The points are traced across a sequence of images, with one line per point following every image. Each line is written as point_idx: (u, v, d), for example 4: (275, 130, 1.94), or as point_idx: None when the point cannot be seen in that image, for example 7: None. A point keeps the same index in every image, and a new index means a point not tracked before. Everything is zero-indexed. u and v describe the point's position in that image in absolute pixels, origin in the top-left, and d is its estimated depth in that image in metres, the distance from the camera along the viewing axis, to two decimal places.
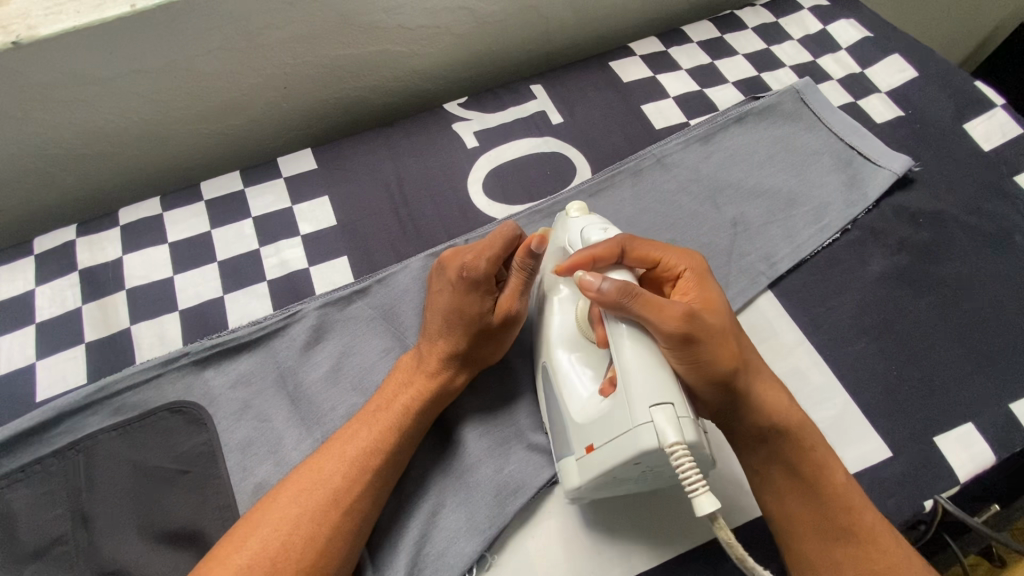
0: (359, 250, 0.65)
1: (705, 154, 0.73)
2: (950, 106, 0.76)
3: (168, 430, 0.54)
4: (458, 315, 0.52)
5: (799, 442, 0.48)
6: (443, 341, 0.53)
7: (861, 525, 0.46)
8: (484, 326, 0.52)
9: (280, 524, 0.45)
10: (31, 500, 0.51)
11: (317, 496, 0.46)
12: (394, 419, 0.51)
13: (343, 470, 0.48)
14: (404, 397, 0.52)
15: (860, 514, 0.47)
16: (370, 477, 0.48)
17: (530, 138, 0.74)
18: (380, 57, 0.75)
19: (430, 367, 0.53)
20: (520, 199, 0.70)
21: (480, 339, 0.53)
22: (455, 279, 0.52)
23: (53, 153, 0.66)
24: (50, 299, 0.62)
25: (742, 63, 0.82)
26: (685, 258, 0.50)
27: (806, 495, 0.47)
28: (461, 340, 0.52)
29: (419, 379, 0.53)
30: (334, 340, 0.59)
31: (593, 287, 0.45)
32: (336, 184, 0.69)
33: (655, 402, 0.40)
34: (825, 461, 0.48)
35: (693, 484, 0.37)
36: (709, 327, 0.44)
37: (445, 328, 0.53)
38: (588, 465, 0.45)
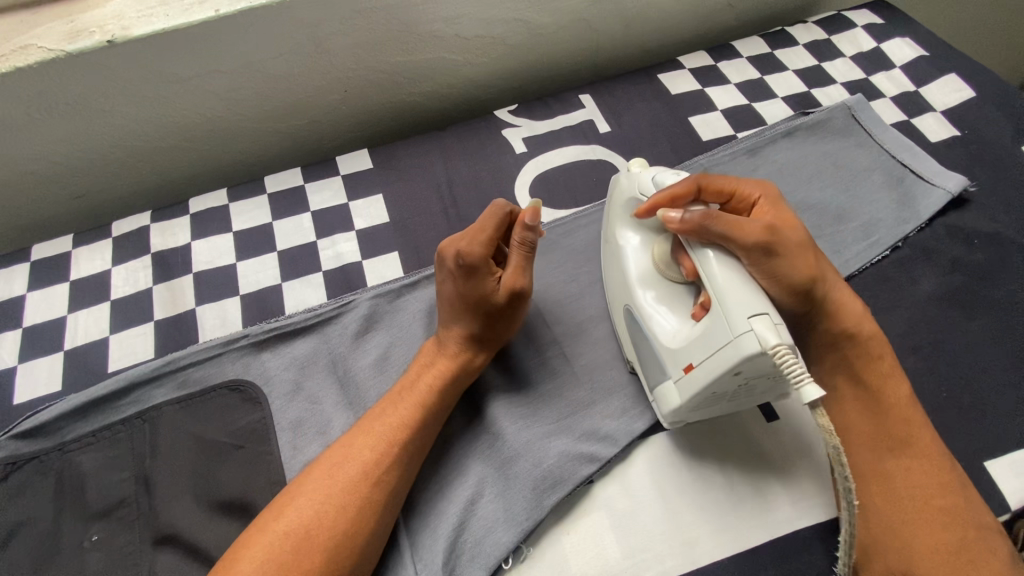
0: (409, 246, 0.68)
1: (752, 167, 0.73)
2: (1009, 127, 0.75)
3: (227, 407, 0.57)
4: (462, 302, 0.54)
5: (863, 338, 0.52)
6: (455, 320, 0.55)
7: (914, 441, 0.49)
8: (486, 305, 0.54)
9: (313, 494, 0.47)
10: (101, 462, 0.55)
11: (348, 469, 0.48)
12: (419, 396, 0.53)
13: (371, 445, 0.50)
14: (428, 377, 0.54)
15: (918, 430, 0.50)
16: (397, 452, 0.50)
17: (577, 146, 0.76)
18: (436, 64, 0.79)
19: (452, 349, 0.55)
20: (565, 204, 0.72)
21: (486, 315, 0.54)
22: (454, 268, 0.54)
23: (134, 143, 0.71)
24: (124, 280, 0.66)
25: (792, 78, 0.82)
26: (755, 185, 0.54)
27: (888, 394, 0.51)
28: (474, 323, 0.55)
29: (444, 360, 0.55)
30: (382, 331, 0.62)
31: (675, 218, 0.48)
32: (389, 184, 0.72)
33: (753, 312, 0.43)
34: (889, 363, 0.52)
35: (799, 376, 0.40)
36: (788, 242, 0.49)
37: (454, 312, 0.55)
38: (686, 384, 0.48)
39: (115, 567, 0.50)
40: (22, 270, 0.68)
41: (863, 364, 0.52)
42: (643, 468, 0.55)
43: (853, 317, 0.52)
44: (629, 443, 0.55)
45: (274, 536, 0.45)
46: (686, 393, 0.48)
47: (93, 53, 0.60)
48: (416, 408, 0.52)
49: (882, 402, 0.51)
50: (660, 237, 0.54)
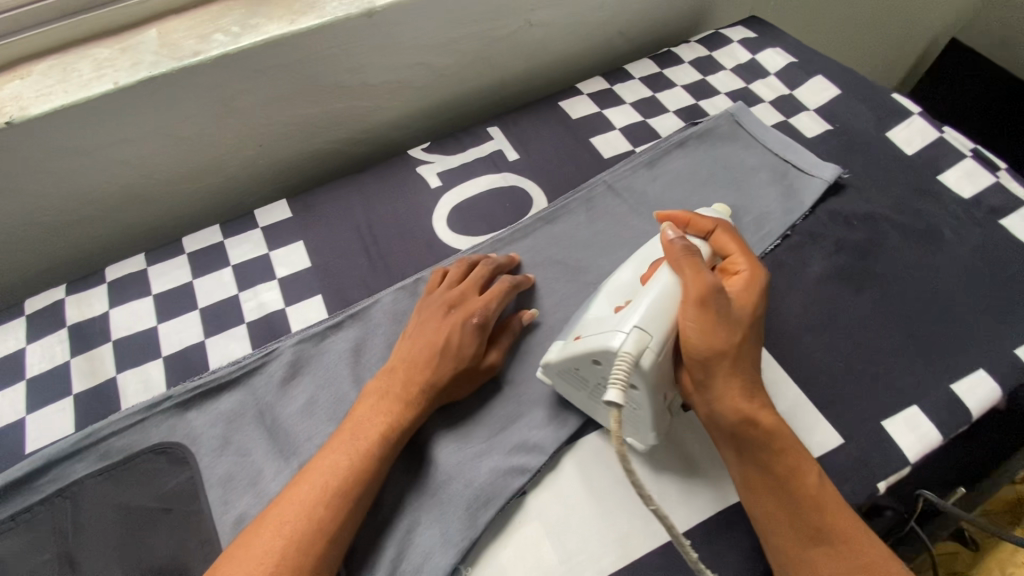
0: (331, 288, 0.69)
1: (651, 178, 0.79)
2: (872, 117, 0.83)
3: (154, 471, 0.57)
4: (451, 350, 0.58)
5: (777, 426, 0.51)
6: (437, 365, 0.57)
7: (832, 525, 0.48)
8: (472, 368, 0.59)
9: (264, 559, 0.46)
10: (19, 547, 0.53)
11: (302, 526, 0.48)
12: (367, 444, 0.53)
13: (325, 500, 0.50)
14: (380, 424, 0.54)
15: (837, 511, 0.49)
16: (352, 506, 0.50)
17: (489, 175, 0.80)
18: (347, 112, 0.82)
19: (398, 392, 0.56)
20: (482, 230, 0.75)
21: (467, 377, 0.59)
22: (466, 321, 0.59)
23: (44, 219, 0.71)
24: (40, 356, 0.65)
25: (681, 94, 0.89)
26: (748, 260, 0.58)
27: (793, 481, 0.49)
28: (447, 376, 0.57)
29: (389, 397, 0.56)
30: (309, 375, 0.62)
31: (666, 232, 0.57)
32: (309, 230, 0.74)
33: (639, 324, 0.49)
34: (799, 453, 0.51)
35: (619, 381, 0.47)
36: (727, 306, 0.51)
37: (439, 359, 0.57)
38: (567, 348, 0.54)
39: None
40: None
41: (772, 445, 0.50)
42: (572, 473, 0.57)
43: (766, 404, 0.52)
44: (556, 450, 0.57)
45: None
46: (562, 352, 0.54)
47: None
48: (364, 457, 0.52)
49: (787, 486, 0.49)
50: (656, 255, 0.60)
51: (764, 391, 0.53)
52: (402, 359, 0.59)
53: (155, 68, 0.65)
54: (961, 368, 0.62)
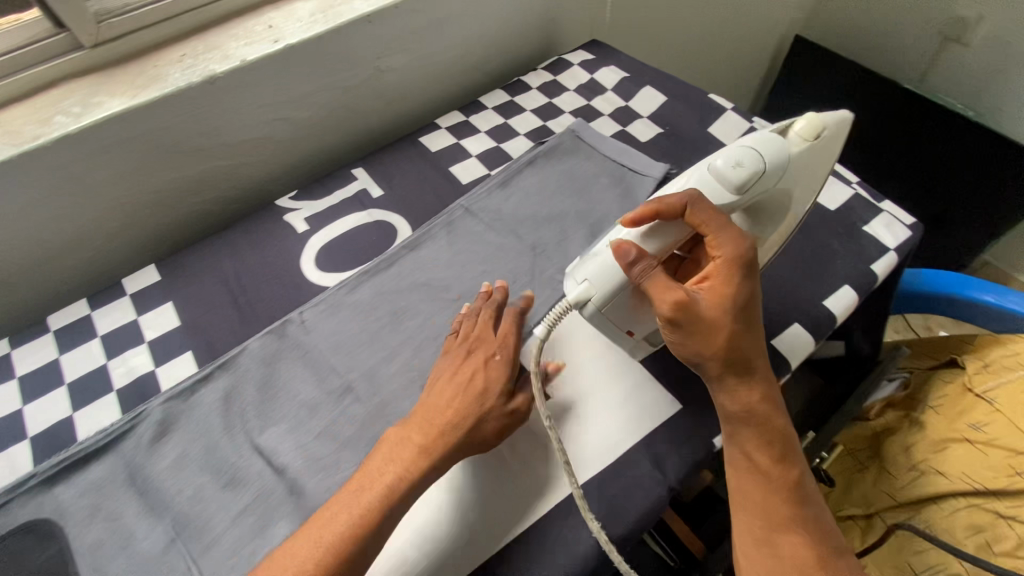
0: (202, 343, 0.71)
1: (505, 196, 0.85)
2: (695, 117, 0.93)
3: (19, 552, 0.56)
4: (474, 393, 0.58)
5: (772, 415, 0.57)
6: (465, 408, 0.57)
7: (800, 499, 0.54)
8: (494, 411, 0.58)
9: None
10: None
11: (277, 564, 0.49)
12: (377, 484, 0.53)
13: (315, 555, 0.49)
14: (390, 474, 0.53)
15: (805, 483, 0.56)
16: (345, 555, 0.49)
17: (354, 214, 0.84)
18: (210, 173, 0.85)
19: (422, 443, 0.55)
20: (349, 265, 0.79)
21: (489, 419, 0.58)
22: (484, 361, 0.61)
23: None
24: None
25: (530, 117, 0.97)
26: (728, 244, 0.55)
27: (779, 465, 0.55)
28: (470, 417, 0.57)
29: (409, 443, 0.55)
30: (180, 431, 0.64)
31: (618, 252, 0.57)
32: (178, 290, 0.76)
33: (586, 276, 0.60)
34: (791, 437, 0.57)
35: (552, 321, 0.61)
36: (698, 317, 0.54)
37: (466, 403, 0.57)
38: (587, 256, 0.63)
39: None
40: None
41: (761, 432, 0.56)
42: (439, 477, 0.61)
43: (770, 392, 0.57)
44: None
45: None
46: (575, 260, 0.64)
47: None
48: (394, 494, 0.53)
49: (767, 472, 0.54)
50: (657, 236, 0.57)
51: (774, 380, 0.58)
52: (430, 411, 0.57)
53: None
54: (779, 326, 0.70)
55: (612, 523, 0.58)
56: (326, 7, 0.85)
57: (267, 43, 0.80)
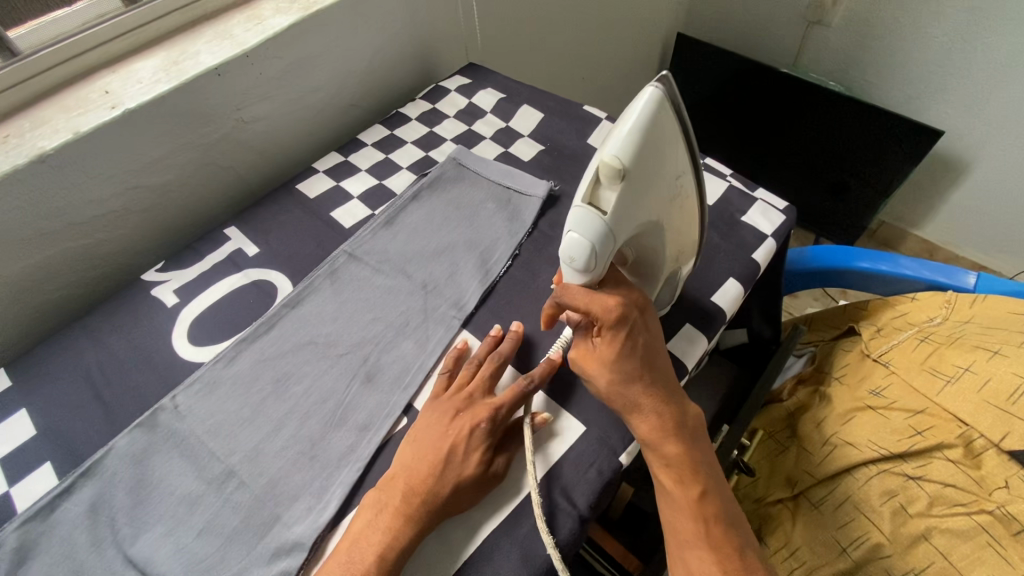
0: (63, 449, 0.64)
1: (390, 235, 0.83)
2: (574, 129, 0.94)
3: None
4: (454, 456, 0.58)
5: (672, 440, 0.56)
6: (450, 473, 0.57)
7: (706, 516, 0.53)
8: (477, 475, 0.58)
9: None
10: None
11: None
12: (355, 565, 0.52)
13: None
14: (375, 545, 0.53)
15: (714, 496, 0.55)
16: None
17: (231, 277, 0.79)
18: (61, 257, 0.78)
19: (403, 509, 0.55)
20: (228, 334, 0.74)
21: (472, 483, 0.58)
22: (468, 425, 0.60)
23: None
24: None
25: (411, 149, 0.95)
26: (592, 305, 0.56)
27: (682, 488, 0.55)
28: (448, 484, 0.56)
29: (390, 512, 0.55)
30: (39, 557, 0.56)
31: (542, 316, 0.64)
32: (33, 393, 0.69)
33: None
34: (694, 456, 0.56)
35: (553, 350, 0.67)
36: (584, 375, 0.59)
37: (447, 469, 0.57)
38: None
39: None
40: None
41: (660, 459, 0.56)
42: None
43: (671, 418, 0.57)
44: (318, 540, 0.56)
45: None
46: None
47: None
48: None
49: (670, 495, 0.55)
50: None
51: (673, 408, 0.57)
52: (410, 476, 0.57)
53: None
54: (672, 328, 0.71)
55: (526, 566, 0.55)
56: (169, 65, 0.80)
57: (104, 110, 0.75)
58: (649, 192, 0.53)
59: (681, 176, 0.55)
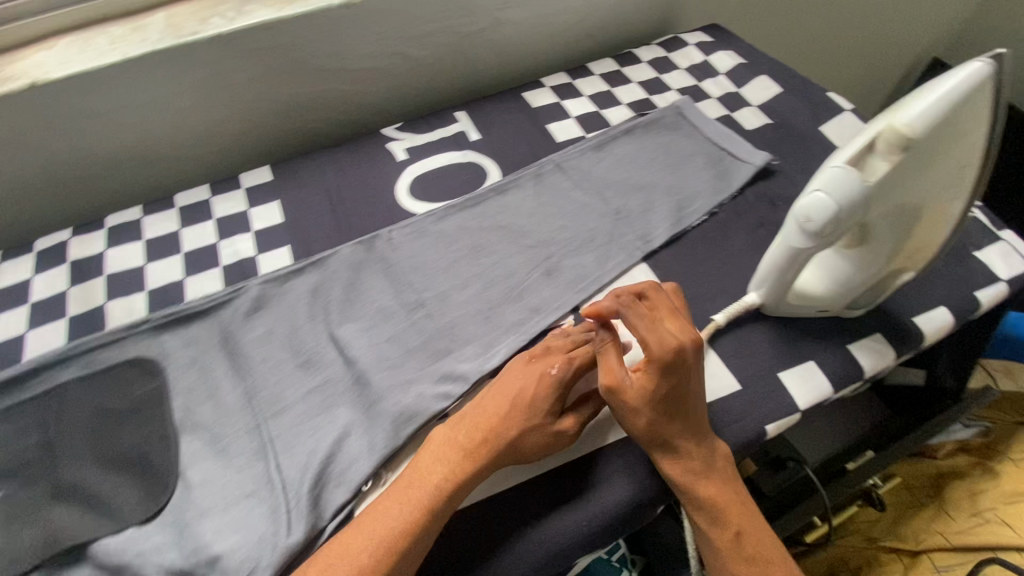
0: (299, 241, 0.78)
1: (597, 158, 0.86)
2: (808, 114, 0.90)
3: (127, 381, 0.65)
4: (526, 405, 0.56)
5: (704, 481, 0.55)
6: (515, 423, 0.55)
7: (739, 551, 0.54)
8: (544, 427, 0.55)
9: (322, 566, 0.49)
10: (10, 431, 0.61)
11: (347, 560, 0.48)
12: (426, 489, 0.52)
13: (371, 550, 0.49)
14: (438, 475, 0.53)
15: (749, 530, 0.54)
16: (404, 547, 0.49)
17: (451, 152, 0.89)
18: (329, 93, 0.92)
19: (468, 446, 0.54)
20: (439, 197, 0.83)
21: (541, 434, 0.55)
22: (545, 375, 0.57)
23: (56, 176, 0.81)
24: (43, 286, 0.74)
25: (635, 89, 0.97)
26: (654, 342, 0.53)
27: (715, 529, 0.54)
28: (514, 428, 0.55)
29: (453, 449, 0.55)
30: (271, 310, 0.71)
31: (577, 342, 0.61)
32: (286, 192, 0.84)
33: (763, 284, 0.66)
34: (728, 492, 0.55)
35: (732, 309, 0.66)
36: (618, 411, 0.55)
37: (514, 413, 0.55)
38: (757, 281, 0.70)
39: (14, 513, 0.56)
40: None
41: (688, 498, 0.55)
42: None
43: (706, 461, 0.55)
44: (479, 381, 0.65)
45: None
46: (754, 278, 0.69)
47: (18, 94, 0.72)
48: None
49: (705, 526, 0.55)
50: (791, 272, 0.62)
51: (705, 449, 0.55)
52: (459, 432, 0.56)
53: (159, 44, 0.76)
54: (859, 332, 0.68)
55: (650, 480, 0.59)
56: None
57: None
58: (919, 169, 0.51)
59: (953, 188, 0.54)
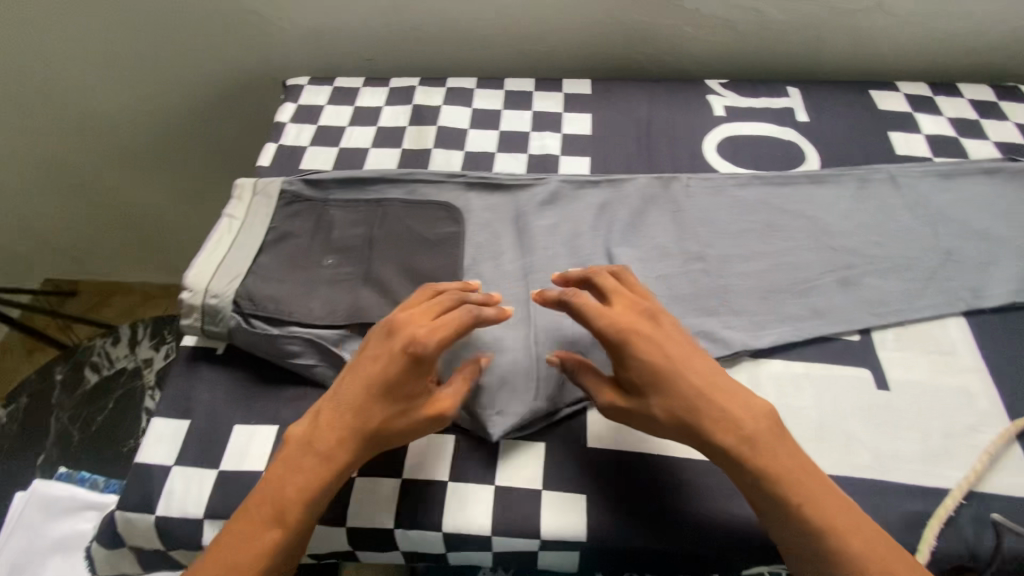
0: (601, 158, 0.81)
1: (940, 187, 0.76)
2: None
3: (434, 217, 0.75)
4: (381, 392, 0.51)
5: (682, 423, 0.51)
6: (380, 408, 0.51)
7: (822, 520, 0.46)
8: (408, 410, 0.52)
9: (259, 503, 0.49)
10: (344, 218, 0.74)
11: (271, 504, 0.49)
12: (320, 470, 0.50)
13: (275, 503, 0.49)
14: (320, 449, 0.50)
15: (823, 502, 0.47)
16: (251, 497, 0.50)
17: (772, 125, 0.84)
18: (669, 30, 0.92)
19: (336, 428, 0.51)
20: (746, 165, 0.80)
21: (407, 417, 0.52)
22: (399, 351, 0.52)
23: (423, 31, 0.93)
24: (389, 117, 0.88)
25: (1013, 128, 0.82)
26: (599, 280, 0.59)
27: (815, 523, 0.46)
28: (375, 420, 0.51)
29: (336, 431, 0.51)
30: (561, 207, 0.75)
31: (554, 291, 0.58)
32: (599, 110, 0.87)
33: None
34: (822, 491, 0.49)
35: None
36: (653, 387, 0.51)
37: (366, 400, 0.51)
38: None
39: (347, 279, 0.68)
40: (325, 90, 0.92)
41: (754, 480, 0.48)
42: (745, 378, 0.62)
43: (683, 407, 0.49)
44: (739, 353, 0.63)
45: (252, 527, 0.48)
46: None
47: None
48: (268, 538, 0.48)
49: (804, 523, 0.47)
50: None
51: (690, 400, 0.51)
52: (343, 416, 0.51)
53: None
54: None
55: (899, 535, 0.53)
56: None
57: None
58: None
59: None
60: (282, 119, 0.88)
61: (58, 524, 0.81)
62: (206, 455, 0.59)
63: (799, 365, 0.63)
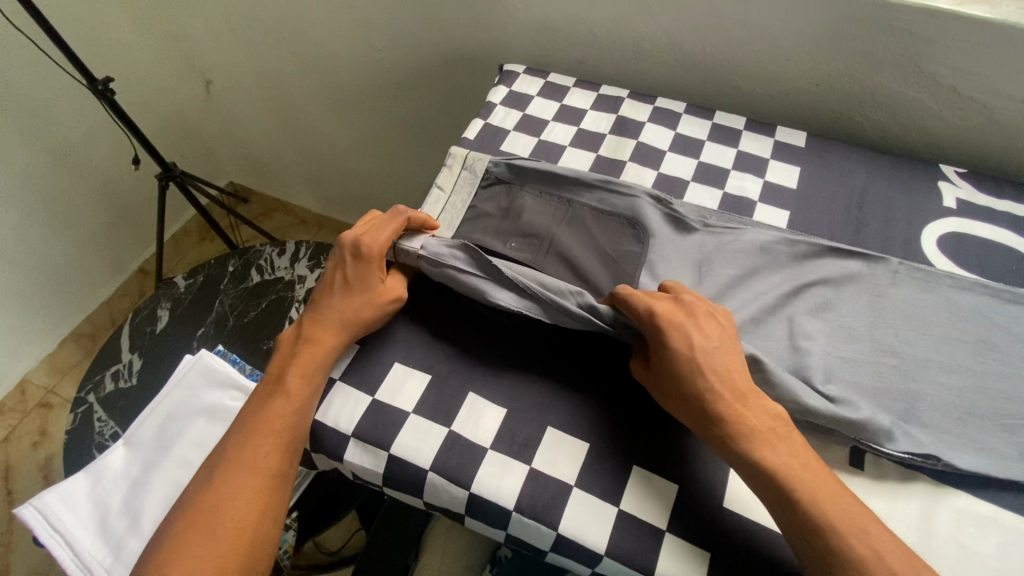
0: (800, 216, 0.77)
1: None
2: None
3: (617, 234, 0.73)
4: (348, 281, 0.65)
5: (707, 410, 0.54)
6: (352, 297, 0.65)
7: (822, 518, 0.49)
8: (371, 294, 0.65)
9: (287, 373, 0.61)
10: (532, 210, 0.75)
11: (296, 371, 0.61)
12: (325, 343, 0.63)
13: (299, 372, 0.61)
14: (319, 329, 0.64)
15: (829, 501, 0.49)
16: (279, 370, 0.62)
17: (1012, 233, 0.74)
18: (911, 101, 0.84)
19: (325, 314, 0.65)
20: (969, 267, 0.71)
21: (369, 299, 0.65)
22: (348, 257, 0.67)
23: (645, 46, 0.94)
24: (592, 120, 0.90)
25: None
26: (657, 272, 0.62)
27: (796, 493, 0.50)
28: (350, 300, 0.65)
29: (327, 315, 0.64)
30: (749, 255, 0.72)
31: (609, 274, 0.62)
32: (810, 165, 0.83)
33: None
34: (807, 462, 0.52)
35: None
36: (677, 372, 0.55)
37: (340, 291, 0.66)
38: None
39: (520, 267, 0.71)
40: (538, 82, 0.96)
41: (757, 465, 0.51)
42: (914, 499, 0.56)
43: (698, 398, 0.54)
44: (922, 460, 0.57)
45: (281, 388, 0.60)
46: None
47: None
48: (283, 408, 0.59)
49: (787, 495, 0.50)
50: None
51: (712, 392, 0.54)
52: (321, 316, 0.64)
53: None
54: None
55: None
56: None
57: None
58: None
59: None
60: (494, 98, 0.93)
61: (211, 394, 0.91)
62: (364, 381, 0.64)
63: (985, 508, 0.56)
